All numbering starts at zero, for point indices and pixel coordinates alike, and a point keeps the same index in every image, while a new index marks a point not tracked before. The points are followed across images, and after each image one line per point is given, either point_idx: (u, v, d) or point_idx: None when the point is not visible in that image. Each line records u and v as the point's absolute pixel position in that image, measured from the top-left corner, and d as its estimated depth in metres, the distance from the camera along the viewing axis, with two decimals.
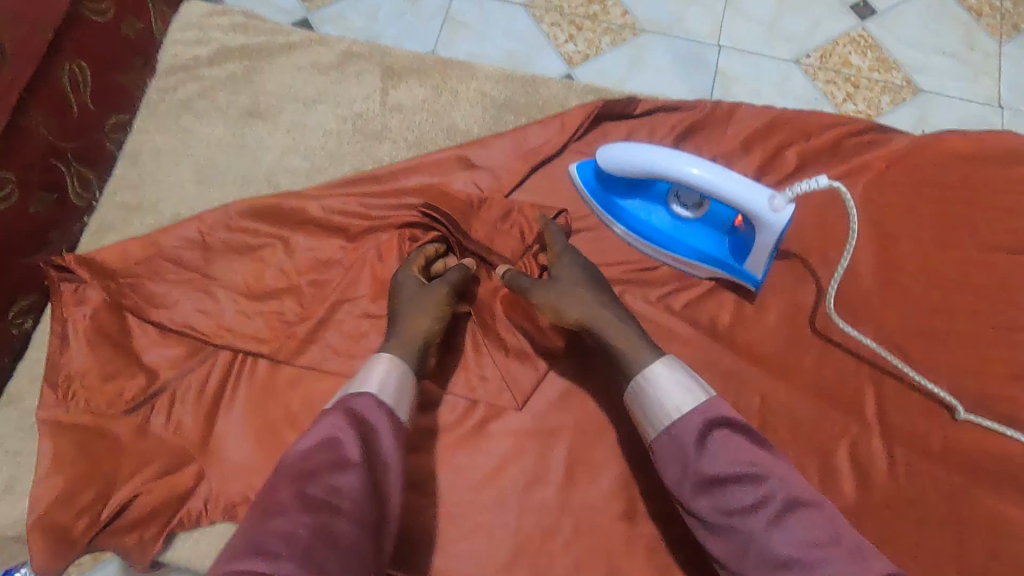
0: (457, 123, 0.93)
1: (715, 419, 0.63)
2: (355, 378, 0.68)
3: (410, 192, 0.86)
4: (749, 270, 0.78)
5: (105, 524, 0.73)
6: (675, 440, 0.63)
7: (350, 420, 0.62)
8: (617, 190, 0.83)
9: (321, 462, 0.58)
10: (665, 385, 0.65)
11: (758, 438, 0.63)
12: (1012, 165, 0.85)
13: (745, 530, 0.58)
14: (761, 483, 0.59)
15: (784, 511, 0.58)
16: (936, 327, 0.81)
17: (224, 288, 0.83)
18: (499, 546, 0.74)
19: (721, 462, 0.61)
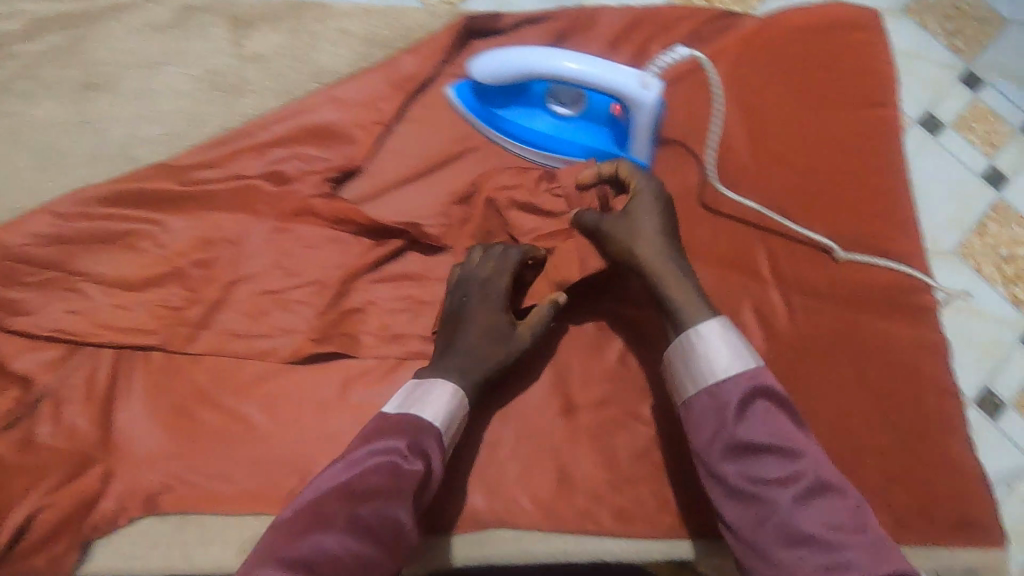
0: (323, 65, 0.88)
1: (764, 389, 0.61)
2: (425, 388, 0.66)
3: (287, 142, 0.83)
4: (635, 155, 0.81)
5: (4, 551, 0.65)
6: (716, 396, 0.61)
7: (410, 446, 0.61)
8: (496, 103, 0.84)
9: (375, 484, 0.57)
10: (714, 345, 0.63)
11: (798, 419, 0.62)
12: (833, 33, 0.96)
13: (770, 499, 0.56)
14: (797, 460, 0.57)
15: (812, 493, 0.56)
16: (804, 185, 0.90)
17: (92, 274, 0.75)
18: (448, 468, 0.73)
19: (758, 430, 0.59)
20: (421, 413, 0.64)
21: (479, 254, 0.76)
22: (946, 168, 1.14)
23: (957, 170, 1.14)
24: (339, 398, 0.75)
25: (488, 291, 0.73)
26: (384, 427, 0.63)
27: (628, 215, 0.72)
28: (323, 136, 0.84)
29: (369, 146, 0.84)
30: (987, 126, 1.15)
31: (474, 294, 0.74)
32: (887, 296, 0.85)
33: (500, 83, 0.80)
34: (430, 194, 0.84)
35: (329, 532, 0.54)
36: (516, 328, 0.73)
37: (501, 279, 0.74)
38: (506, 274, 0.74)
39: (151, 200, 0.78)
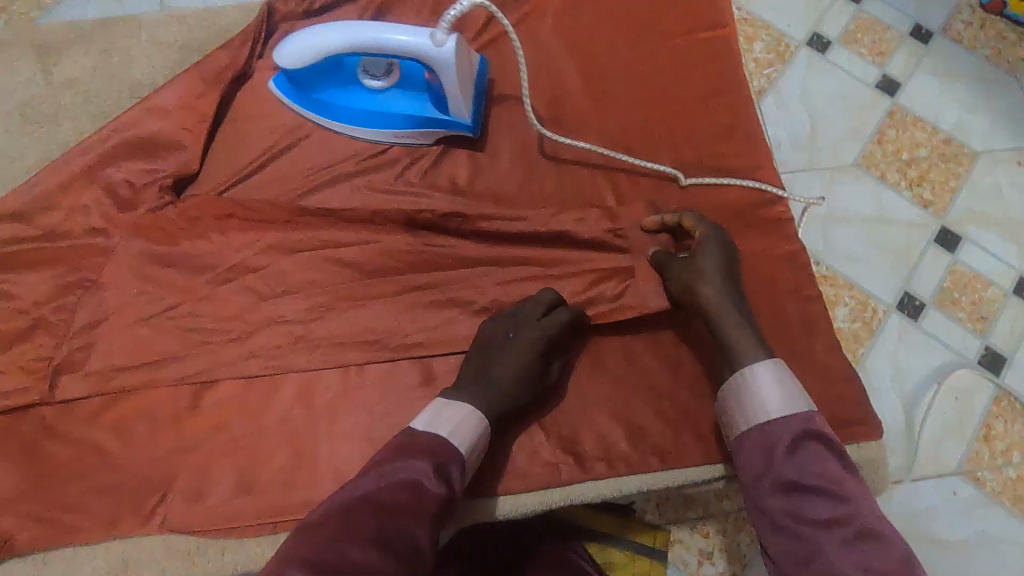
0: (139, 79, 0.87)
1: (814, 433, 0.61)
2: (453, 413, 0.66)
3: (106, 163, 0.81)
4: (458, 117, 0.81)
5: None
6: (761, 437, 0.63)
7: (436, 470, 0.60)
8: (315, 87, 0.83)
9: (400, 503, 0.57)
10: (765, 387, 0.64)
11: (858, 474, 0.60)
12: None
13: (814, 539, 0.56)
14: (843, 502, 0.57)
15: (857, 535, 0.55)
16: (646, 118, 0.89)
17: None
18: (311, 460, 0.72)
19: (803, 470, 0.59)
20: (449, 438, 0.64)
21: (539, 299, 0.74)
22: (834, 82, 1.11)
23: (843, 83, 1.11)
24: (191, 408, 0.74)
25: (535, 339, 0.72)
26: (405, 448, 0.62)
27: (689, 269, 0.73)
28: (144, 149, 0.82)
29: (195, 152, 0.82)
30: (876, 37, 1.13)
31: (518, 342, 0.72)
32: (740, 217, 0.85)
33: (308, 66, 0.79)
34: (265, 191, 0.83)
35: (352, 545, 0.54)
36: (545, 370, 0.74)
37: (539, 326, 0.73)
38: (532, 327, 0.73)
39: None
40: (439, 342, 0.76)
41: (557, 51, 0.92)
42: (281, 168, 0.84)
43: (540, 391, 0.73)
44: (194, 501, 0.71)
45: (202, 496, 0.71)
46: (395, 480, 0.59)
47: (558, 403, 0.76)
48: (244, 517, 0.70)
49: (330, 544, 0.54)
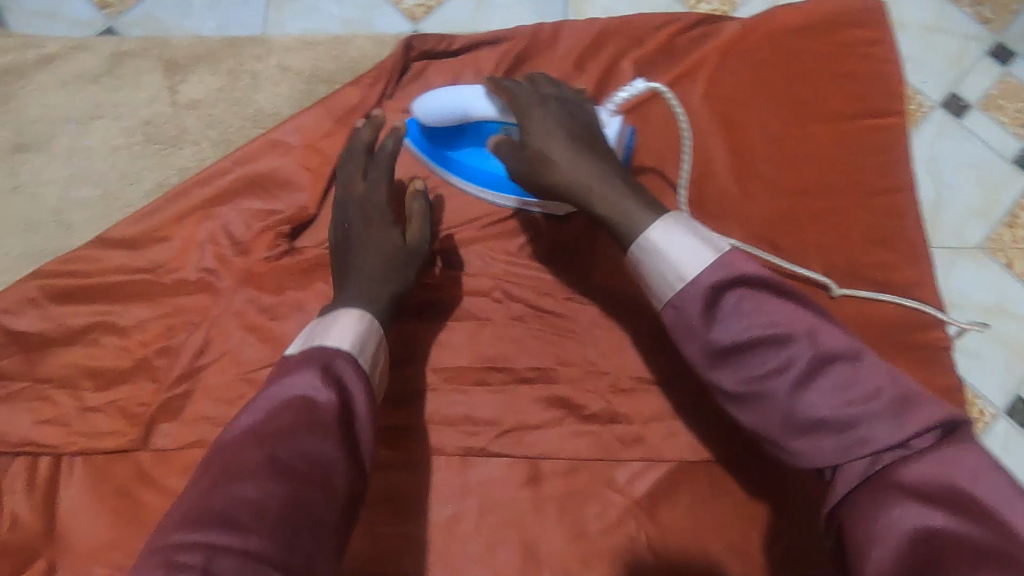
0: (264, 108, 0.83)
1: (737, 277, 0.53)
2: (321, 325, 0.61)
3: (228, 198, 0.78)
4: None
5: None
6: (691, 294, 0.53)
7: (324, 379, 0.56)
8: (450, 145, 0.78)
9: (288, 424, 0.53)
10: (667, 252, 0.55)
11: (802, 296, 0.55)
12: (825, 33, 0.86)
13: (769, 394, 0.51)
14: (788, 345, 0.51)
15: (813, 376, 0.50)
16: (797, 210, 0.81)
17: (35, 355, 0.72)
18: (405, 550, 0.68)
19: (748, 320, 0.52)
20: (326, 342, 0.59)
21: (373, 119, 0.75)
22: (961, 149, 0.97)
23: (978, 155, 0.97)
24: None
25: (370, 207, 0.72)
26: (285, 368, 0.58)
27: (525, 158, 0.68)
28: (265, 187, 0.78)
29: (316, 195, 0.78)
30: (1019, 104, 0.98)
31: (353, 214, 0.72)
32: (892, 334, 0.77)
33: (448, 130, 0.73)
34: None
35: (245, 482, 0.50)
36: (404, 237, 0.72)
37: (373, 168, 0.73)
38: (420, 212, 0.74)
39: (90, 273, 0.74)
40: (551, 441, 0.72)
41: (704, 121, 0.84)
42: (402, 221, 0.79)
43: (413, 258, 0.71)
44: None
45: None
46: (283, 399, 0.55)
47: (673, 525, 0.69)
48: None
49: (219, 489, 0.51)
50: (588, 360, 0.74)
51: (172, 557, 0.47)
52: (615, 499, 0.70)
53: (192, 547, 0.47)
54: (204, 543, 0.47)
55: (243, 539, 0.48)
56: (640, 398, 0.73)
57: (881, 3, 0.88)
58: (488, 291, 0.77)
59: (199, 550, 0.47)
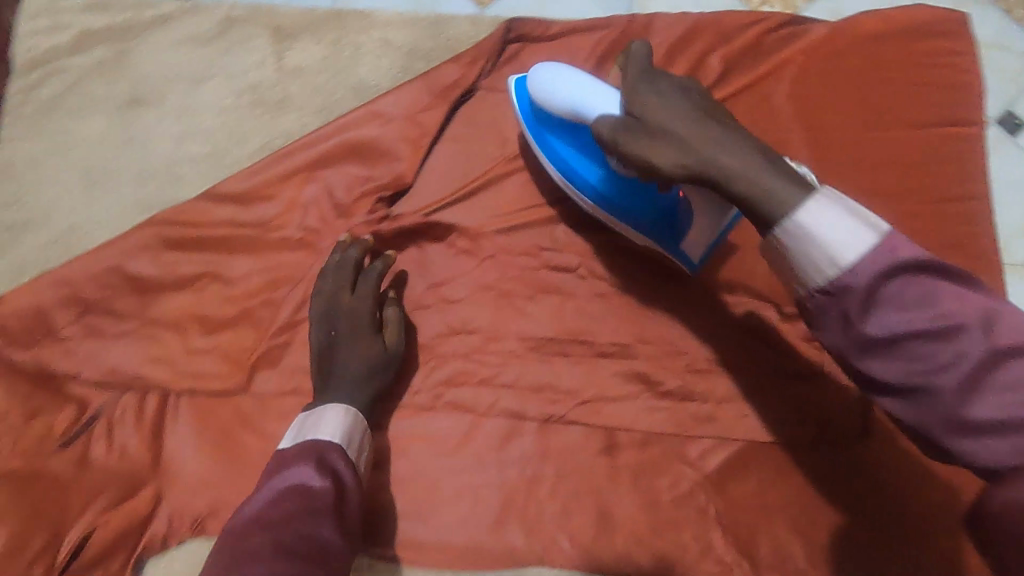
0: (365, 79, 0.86)
1: (900, 261, 0.44)
2: (310, 424, 0.66)
3: (329, 163, 0.82)
4: (684, 247, 0.73)
5: (63, 567, 0.69)
6: (845, 280, 0.45)
7: (321, 470, 0.61)
8: (553, 127, 0.75)
9: (292, 507, 0.56)
10: (809, 230, 0.47)
11: (984, 280, 0.45)
12: (909, 42, 0.88)
13: (931, 390, 0.43)
14: (963, 335, 0.43)
15: (989, 372, 0.42)
16: (872, 212, 0.83)
17: (148, 300, 0.78)
18: (486, 504, 0.73)
19: (912, 310, 0.44)
20: (319, 438, 0.64)
21: (349, 241, 0.75)
22: None
23: None
24: (381, 428, 0.75)
25: (354, 320, 0.72)
26: (287, 459, 0.62)
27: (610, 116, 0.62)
28: (364, 155, 0.82)
29: (413, 165, 0.82)
30: None
31: (341, 322, 0.73)
32: None
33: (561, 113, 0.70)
34: (474, 216, 0.82)
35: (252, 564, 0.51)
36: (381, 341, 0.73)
37: (361, 282, 0.74)
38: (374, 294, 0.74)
39: (200, 226, 0.79)
40: (629, 415, 0.75)
41: (789, 119, 0.86)
42: (494, 196, 0.83)
43: (392, 366, 0.73)
44: (374, 521, 0.72)
45: (382, 517, 0.72)
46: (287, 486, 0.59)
47: (740, 501, 0.73)
48: (421, 548, 0.72)
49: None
50: (667, 341, 0.77)
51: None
52: (686, 471, 0.74)
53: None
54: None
55: None
56: (715, 381, 0.76)
57: (964, 15, 0.90)
58: (573, 268, 0.80)
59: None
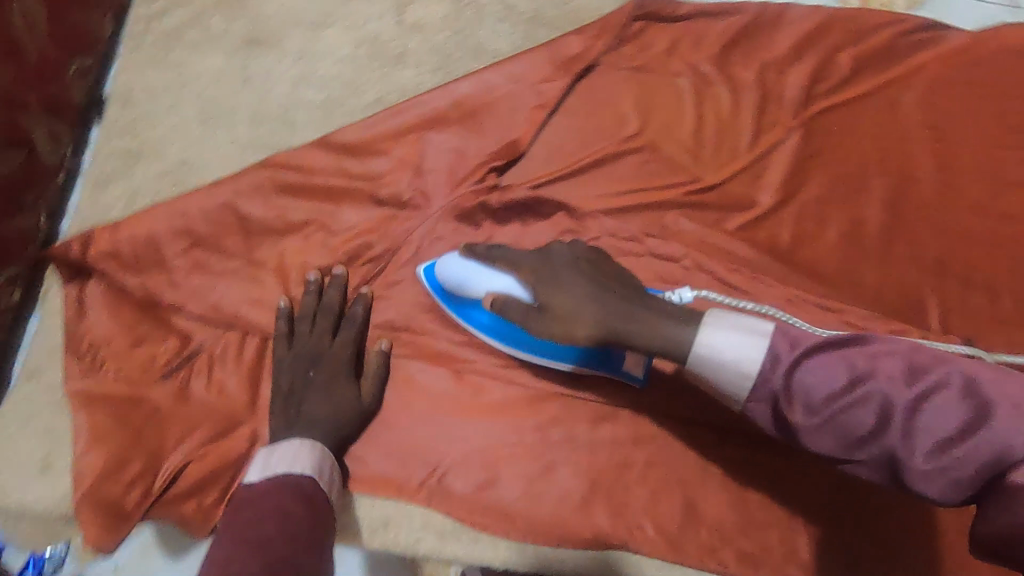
0: (486, 43, 0.84)
1: (793, 354, 0.54)
2: (276, 455, 0.64)
3: (444, 125, 0.81)
4: (627, 369, 0.72)
5: (158, 494, 0.71)
6: (763, 386, 0.55)
7: (295, 493, 0.60)
8: (467, 302, 0.73)
9: (279, 519, 0.55)
10: (722, 357, 0.56)
11: (859, 337, 0.55)
12: None
13: (880, 451, 0.52)
14: (874, 397, 0.52)
15: (915, 420, 0.51)
16: (994, 232, 0.80)
17: (254, 242, 0.78)
18: (574, 483, 0.73)
19: (829, 387, 0.53)
20: (291, 468, 0.63)
21: (291, 307, 0.75)
22: None
23: None
24: (474, 396, 0.75)
25: (334, 367, 0.72)
26: (258, 487, 0.59)
27: (542, 271, 0.68)
28: (478, 121, 0.81)
29: (527, 136, 0.81)
30: None
31: (321, 367, 0.72)
32: None
33: (459, 287, 0.71)
34: (584, 196, 0.81)
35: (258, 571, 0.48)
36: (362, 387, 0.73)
37: (343, 329, 0.74)
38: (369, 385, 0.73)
39: (311, 174, 0.79)
40: (725, 409, 0.74)
41: (916, 128, 0.82)
42: (605, 175, 0.82)
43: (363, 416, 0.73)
44: (462, 488, 0.72)
45: (470, 485, 0.72)
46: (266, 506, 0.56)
47: (829, 510, 0.73)
48: (506, 520, 0.72)
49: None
50: None
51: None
52: (776, 476, 0.73)
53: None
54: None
55: None
56: None
57: None
58: (678, 259, 0.79)
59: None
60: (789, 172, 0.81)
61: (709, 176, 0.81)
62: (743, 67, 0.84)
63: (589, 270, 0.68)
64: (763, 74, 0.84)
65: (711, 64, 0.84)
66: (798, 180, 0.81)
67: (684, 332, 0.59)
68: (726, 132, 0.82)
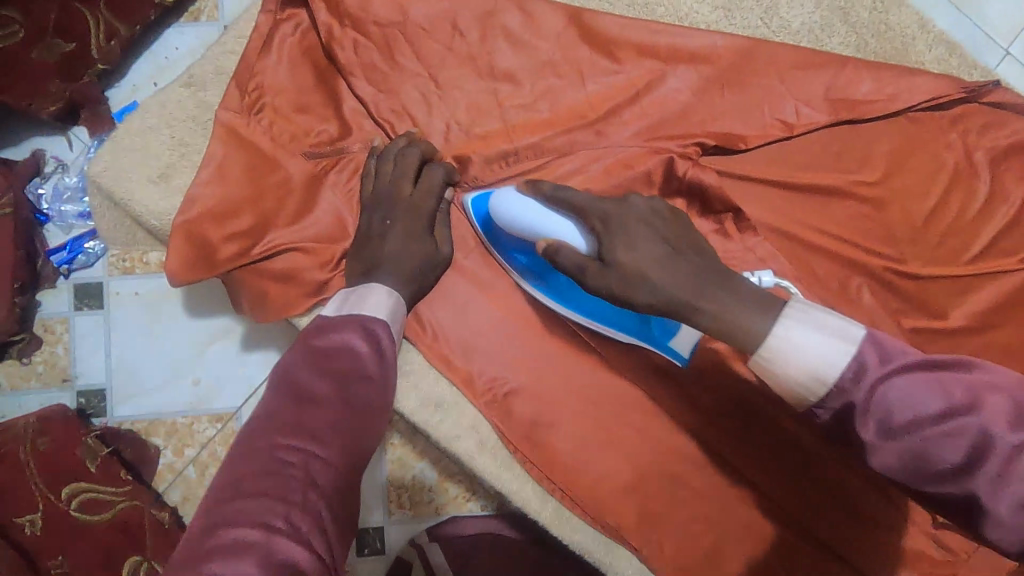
0: (780, 6, 0.78)
1: (881, 363, 0.48)
2: (354, 291, 0.63)
3: (694, 68, 0.73)
4: (671, 345, 0.66)
5: (252, 260, 0.68)
6: (839, 396, 0.49)
7: (365, 338, 0.59)
8: (509, 242, 0.68)
9: (342, 370, 0.57)
10: (806, 351, 0.49)
11: (963, 362, 0.47)
12: None
13: (959, 488, 0.46)
14: (966, 430, 0.44)
15: (1011, 467, 0.43)
16: None
17: (451, 74, 0.71)
18: (623, 468, 0.70)
19: (915, 411, 0.46)
20: (361, 311, 0.61)
21: (384, 146, 0.70)
22: None
23: None
24: (575, 339, 0.71)
25: (416, 219, 0.67)
26: (325, 327, 0.59)
27: (613, 217, 0.60)
28: (729, 81, 0.74)
29: (765, 124, 0.73)
30: None
31: (400, 217, 0.67)
32: None
33: (510, 223, 0.65)
34: (765, 209, 0.74)
35: (287, 441, 0.51)
36: (439, 244, 0.69)
37: (424, 180, 0.68)
38: (443, 240, 0.69)
39: (541, 39, 0.72)
40: (797, 486, 0.70)
41: None
42: (814, 204, 0.74)
43: (436, 275, 0.68)
44: (520, 413, 0.69)
45: (530, 416, 0.69)
46: (324, 353, 0.57)
47: None
48: (547, 463, 0.69)
49: (262, 451, 0.50)
50: None
51: (229, 530, 0.45)
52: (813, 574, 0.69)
53: (261, 517, 0.46)
54: (269, 513, 0.46)
55: (313, 460, 0.51)
56: (901, 520, 0.69)
57: None
58: None
59: (260, 526, 0.45)
60: (995, 305, 0.73)
61: (914, 264, 0.73)
62: (1017, 177, 0.74)
63: (667, 231, 0.60)
64: None
65: (987, 156, 0.74)
66: (999, 316, 0.73)
67: (758, 322, 0.52)
68: (959, 231, 0.73)
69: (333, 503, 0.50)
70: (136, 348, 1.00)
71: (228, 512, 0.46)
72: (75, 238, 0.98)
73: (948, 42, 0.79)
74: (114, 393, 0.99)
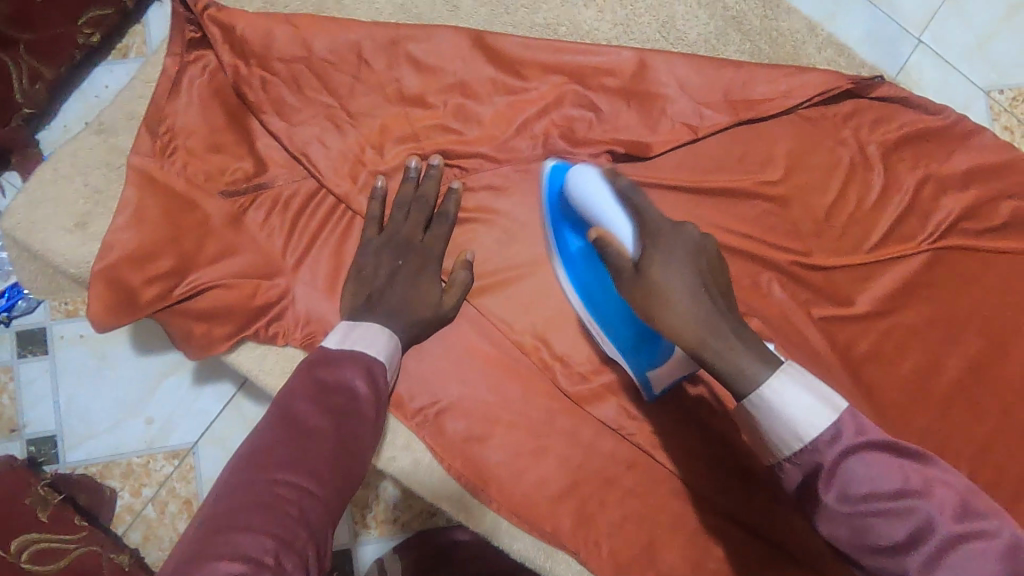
0: (676, 19, 0.84)
1: (860, 439, 0.50)
2: (361, 330, 0.65)
3: (598, 83, 0.76)
4: (648, 376, 0.69)
5: (175, 301, 0.69)
6: (809, 454, 0.51)
7: (362, 375, 0.61)
8: (570, 221, 0.70)
9: (337, 404, 0.59)
10: (788, 407, 0.51)
11: (926, 453, 0.51)
12: None
13: (891, 564, 0.49)
14: (914, 514, 0.48)
15: (943, 554, 0.48)
16: None
17: (361, 104, 0.73)
18: (557, 475, 0.72)
19: (876, 486, 0.49)
20: (366, 348, 0.63)
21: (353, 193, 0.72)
22: None
23: None
24: (500, 352, 0.73)
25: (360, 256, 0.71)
26: (324, 361, 0.61)
27: (662, 239, 0.59)
28: (632, 94, 0.77)
29: (669, 132, 0.77)
30: None
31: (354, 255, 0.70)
32: None
33: (578, 201, 0.67)
34: (677, 213, 0.77)
35: (287, 476, 0.52)
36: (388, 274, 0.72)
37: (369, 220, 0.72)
38: None
39: (449, 64, 0.74)
40: (722, 478, 0.73)
41: None
42: (724, 204, 0.78)
43: None
44: (452, 429, 0.71)
45: (462, 432, 0.71)
46: (327, 389, 0.59)
47: None
48: (481, 476, 0.71)
49: (258, 485, 0.51)
50: None
51: (217, 563, 0.45)
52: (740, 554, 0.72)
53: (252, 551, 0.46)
54: (260, 548, 0.46)
55: (305, 491, 0.52)
56: None
57: None
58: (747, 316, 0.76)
59: (248, 559, 0.45)
60: (896, 288, 0.77)
61: (819, 255, 0.77)
62: (908, 167, 0.79)
63: (705, 273, 0.59)
64: (923, 183, 0.78)
65: (878, 149, 0.78)
66: (902, 299, 0.77)
67: (758, 367, 0.54)
68: (858, 222, 0.78)
69: (319, 539, 0.50)
70: (82, 392, 0.98)
71: (216, 544, 0.47)
72: (13, 287, 0.97)
73: (834, 44, 0.85)
74: (64, 440, 0.98)
